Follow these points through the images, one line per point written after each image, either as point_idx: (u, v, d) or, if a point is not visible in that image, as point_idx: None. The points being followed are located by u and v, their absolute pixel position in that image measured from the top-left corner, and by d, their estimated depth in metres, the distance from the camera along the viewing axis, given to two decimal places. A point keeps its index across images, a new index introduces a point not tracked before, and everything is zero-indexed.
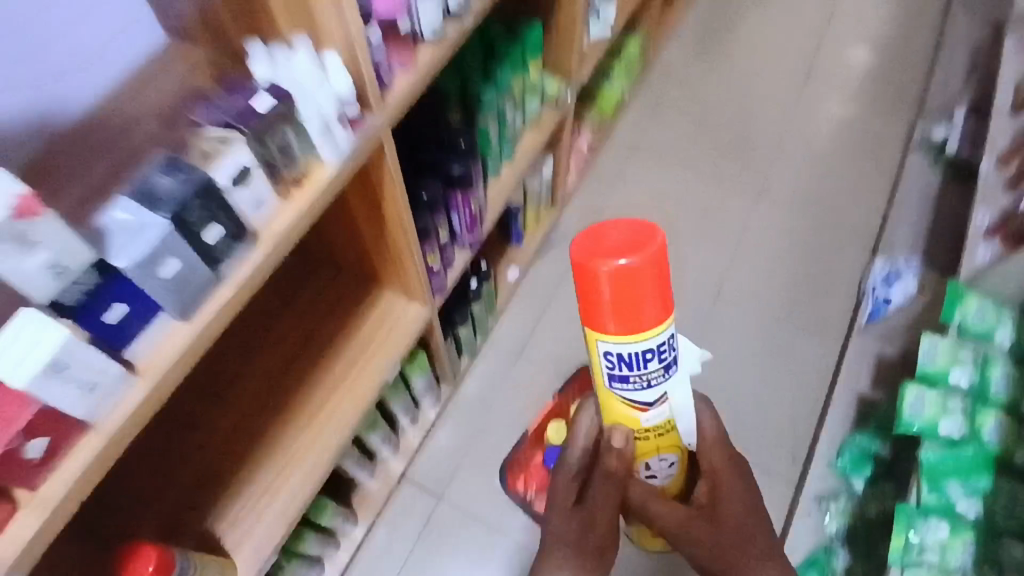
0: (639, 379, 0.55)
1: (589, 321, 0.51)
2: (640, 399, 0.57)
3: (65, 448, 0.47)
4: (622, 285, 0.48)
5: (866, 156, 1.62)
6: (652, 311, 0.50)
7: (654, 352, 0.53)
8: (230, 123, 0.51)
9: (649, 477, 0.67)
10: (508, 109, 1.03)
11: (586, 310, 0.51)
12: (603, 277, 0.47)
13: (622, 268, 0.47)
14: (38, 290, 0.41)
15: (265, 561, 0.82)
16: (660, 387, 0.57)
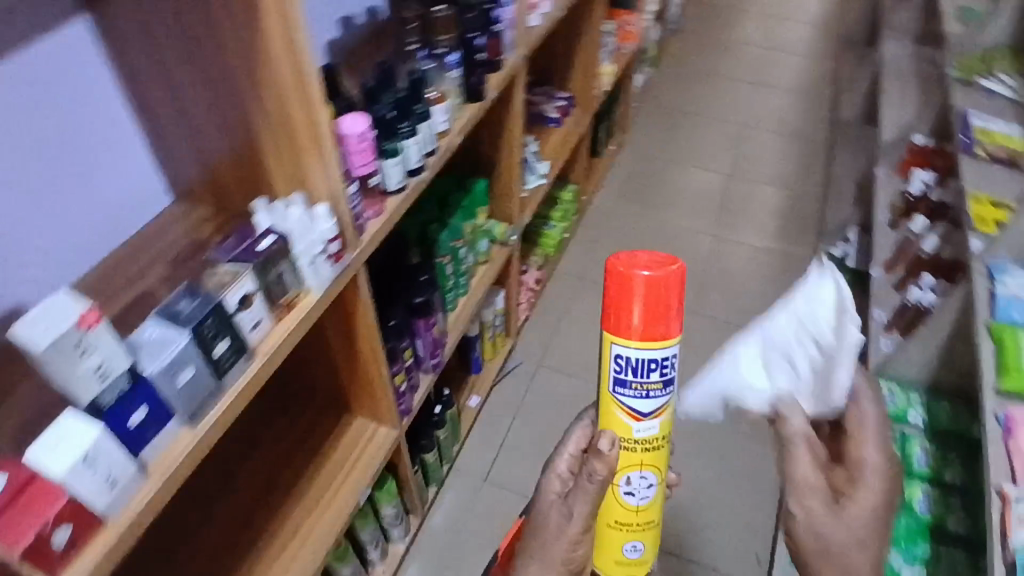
0: (639, 387, 0.54)
1: (611, 328, 0.52)
2: (636, 408, 0.55)
3: (83, 541, 0.52)
4: (651, 294, 0.50)
5: (783, 274, 1.84)
6: (671, 323, 0.51)
7: (660, 363, 0.53)
8: (239, 260, 0.63)
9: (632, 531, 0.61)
10: (463, 249, 1.18)
11: (612, 316, 0.52)
12: (637, 285, 0.50)
13: (649, 278, 0.49)
14: (83, 391, 0.51)
15: None
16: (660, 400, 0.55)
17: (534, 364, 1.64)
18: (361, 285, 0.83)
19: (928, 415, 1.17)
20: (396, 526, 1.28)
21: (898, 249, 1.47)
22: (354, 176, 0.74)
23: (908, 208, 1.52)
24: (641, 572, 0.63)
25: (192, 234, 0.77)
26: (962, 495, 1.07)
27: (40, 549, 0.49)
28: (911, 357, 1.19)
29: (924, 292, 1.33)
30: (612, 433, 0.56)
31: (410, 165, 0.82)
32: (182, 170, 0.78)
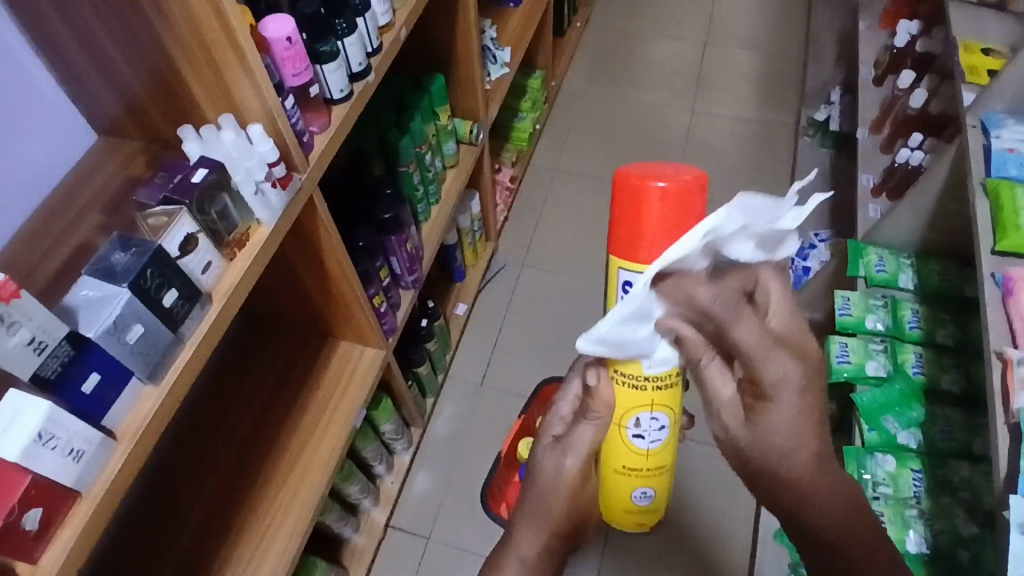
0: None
1: (628, 253, 0.47)
2: (650, 344, 0.51)
3: (60, 518, 0.49)
4: (669, 210, 0.45)
5: (766, 145, 1.77)
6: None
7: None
8: (172, 198, 0.57)
9: (637, 437, 0.57)
10: (428, 154, 1.10)
11: (625, 240, 0.47)
12: (652, 202, 0.44)
13: (665, 193, 0.44)
14: (21, 367, 0.46)
15: None
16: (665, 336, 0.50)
17: (518, 266, 1.60)
18: (319, 206, 0.76)
19: (918, 279, 1.16)
20: (398, 441, 1.28)
21: (884, 106, 1.41)
22: (289, 88, 0.66)
23: (893, 61, 1.43)
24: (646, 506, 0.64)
25: (124, 173, 0.69)
26: (954, 353, 1.08)
27: (11, 535, 0.46)
28: (900, 220, 1.16)
29: (912, 151, 1.24)
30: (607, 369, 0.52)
31: (353, 68, 0.74)
32: (98, 102, 0.69)
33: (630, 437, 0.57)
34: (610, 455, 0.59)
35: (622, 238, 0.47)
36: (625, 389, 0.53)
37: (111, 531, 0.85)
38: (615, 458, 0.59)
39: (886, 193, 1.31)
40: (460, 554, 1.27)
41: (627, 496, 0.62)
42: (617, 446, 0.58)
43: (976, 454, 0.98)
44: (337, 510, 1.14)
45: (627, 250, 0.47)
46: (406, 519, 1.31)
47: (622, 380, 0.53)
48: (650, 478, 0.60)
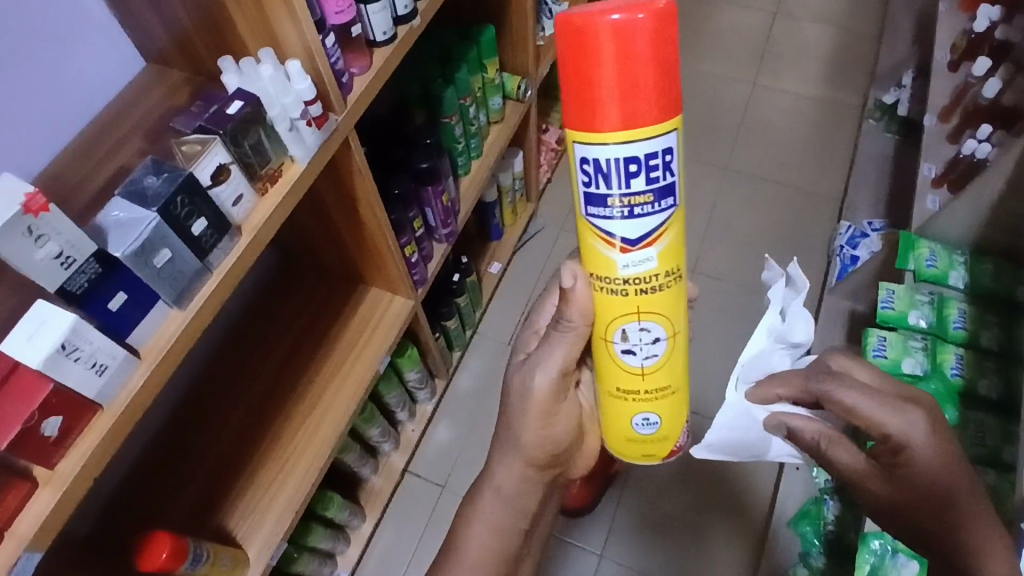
0: (622, 203, 0.48)
1: (589, 120, 0.45)
2: (622, 236, 0.49)
3: (80, 428, 0.52)
4: (622, 50, 0.42)
5: (827, 126, 1.69)
6: (664, 100, 0.44)
7: (643, 163, 0.46)
8: (207, 127, 0.58)
9: (626, 351, 0.55)
10: (472, 107, 1.08)
11: (581, 107, 0.45)
12: (603, 41, 0.42)
13: (620, 26, 0.42)
14: (48, 279, 0.48)
15: (280, 544, 0.87)
16: (646, 220, 0.49)
17: (555, 230, 1.58)
18: (354, 150, 0.76)
19: (970, 278, 1.11)
20: (422, 391, 1.30)
21: (956, 93, 1.32)
22: (330, 27, 0.66)
23: (970, 46, 1.35)
24: (652, 447, 0.60)
25: (166, 102, 0.71)
26: (996, 357, 1.03)
27: (31, 438, 0.49)
28: (957, 214, 1.11)
29: (980, 143, 1.19)
30: (589, 271, 0.53)
31: (398, 11, 0.73)
32: (145, 29, 0.70)
33: (621, 351, 0.55)
34: (604, 372, 0.58)
35: (582, 109, 0.45)
36: (604, 294, 0.53)
37: (142, 446, 0.89)
38: (610, 377, 0.57)
39: (946, 184, 1.24)
40: None
41: (626, 428, 0.59)
42: (606, 360, 0.57)
43: (1004, 462, 0.95)
44: (357, 451, 1.17)
45: (582, 119, 0.45)
46: (424, 466, 1.34)
47: (601, 284, 0.52)
48: (651, 405, 0.58)
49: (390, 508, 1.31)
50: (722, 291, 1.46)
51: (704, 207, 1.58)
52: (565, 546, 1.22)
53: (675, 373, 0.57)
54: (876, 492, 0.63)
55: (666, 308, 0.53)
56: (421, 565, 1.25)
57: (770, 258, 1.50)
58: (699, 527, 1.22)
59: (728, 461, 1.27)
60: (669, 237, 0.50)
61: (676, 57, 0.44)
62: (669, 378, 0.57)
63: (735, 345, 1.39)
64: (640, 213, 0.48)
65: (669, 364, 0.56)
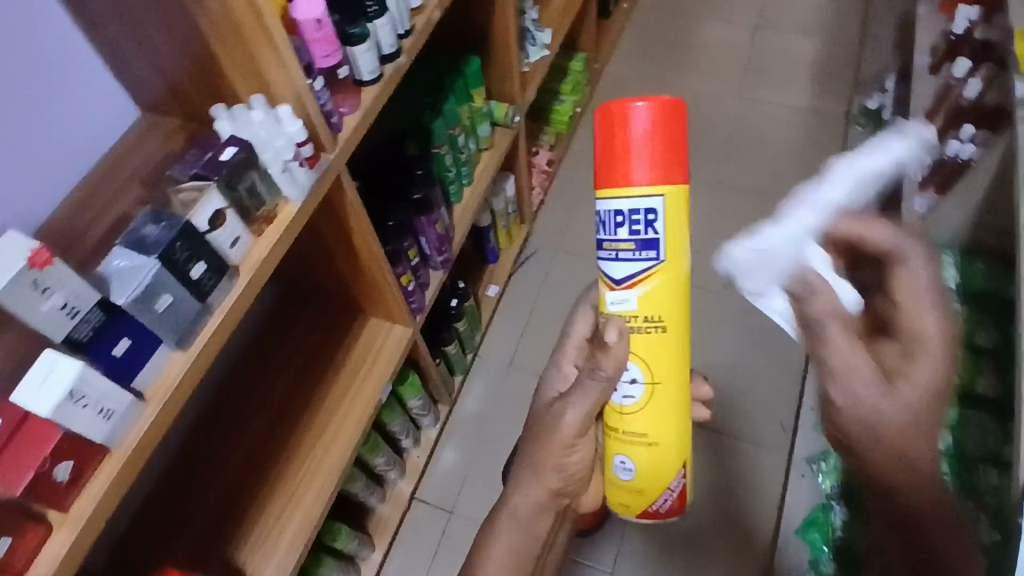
0: (611, 247, 0.54)
1: (614, 178, 0.51)
2: (607, 272, 0.55)
3: (90, 471, 0.53)
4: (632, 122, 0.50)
5: (814, 134, 1.71)
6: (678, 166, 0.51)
7: (628, 216, 0.52)
8: (202, 174, 0.60)
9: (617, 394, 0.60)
10: (462, 136, 1.10)
11: (606, 169, 0.52)
12: (622, 113, 0.50)
13: (642, 109, 0.50)
14: (54, 329, 0.50)
15: None
16: (631, 264, 0.54)
17: (552, 250, 1.60)
18: (345, 185, 0.78)
19: (962, 279, 1.12)
20: (425, 417, 1.30)
21: (937, 96, 1.35)
22: (318, 70, 0.68)
23: (949, 50, 1.37)
24: (636, 493, 0.62)
25: (163, 149, 0.73)
26: (993, 357, 1.04)
27: (44, 484, 0.50)
28: (945, 216, 1.13)
29: (963, 143, 1.21)
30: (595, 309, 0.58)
31: (383, 50, 0.75)
32: (140, 80, 0.72)
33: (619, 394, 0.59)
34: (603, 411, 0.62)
35: (609, 170, 0.51)
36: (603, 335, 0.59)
37: (149, 486, 0.90)
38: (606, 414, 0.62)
39: (933, 186, 1.26)
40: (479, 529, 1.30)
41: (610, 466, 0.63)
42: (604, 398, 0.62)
43: (1006, 460, 0.95)
44: (363, 480, 1.17)
45: (608, 178, 0.52)
46: (431, 492, 1.34)
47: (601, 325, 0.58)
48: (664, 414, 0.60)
49: (399, 535, 1.31)
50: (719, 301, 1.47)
51: (697, 220, 1.60)
52: (576, 566, 1.22)
53: (665, 425, 0.59)
54: (855, 388, 0.59)
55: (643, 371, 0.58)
56: None
57: None
58: (709, 541, 1.22)
59: (734, 473, 1.28)
60: (653, 284, 0.54)
61: (680, 138, 0.51)
62: (655, 427, 0.60)
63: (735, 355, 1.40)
64: (625, 257, 0.53)
65: (654, 412, 0.59)
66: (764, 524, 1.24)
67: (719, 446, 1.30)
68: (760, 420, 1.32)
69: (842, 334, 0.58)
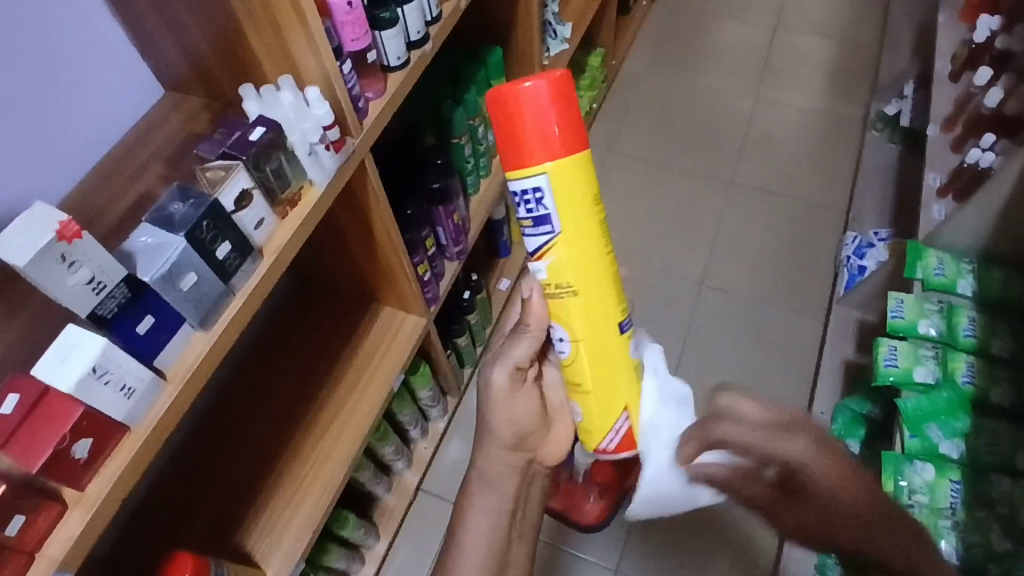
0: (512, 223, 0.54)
1: (518, 160, 0.49)
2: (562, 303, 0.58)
3: (108, 450, 0.53)
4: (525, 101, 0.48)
5: (831, 138, 1.70)
6: (575, 136, 0.49)
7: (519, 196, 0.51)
8: (230, 154, 0.59)
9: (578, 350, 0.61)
10: (481, 127, 1.10)
11: (511, 151, 0.49)
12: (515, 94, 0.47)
13: (532, 89, 0.47)
14: (80, 304, 0.50)
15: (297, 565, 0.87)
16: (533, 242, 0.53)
17: None
18: (368, 171, 0.78)
19: (978, 286, 1.11)
20: (434, 408, 1.30)
21: (958, 103, 1.34)
22: (348, 54, 0.68)
23: (971, 56, 1.36)
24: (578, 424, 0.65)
25: (186, 128, 0.72)
26: (1008, 365, 1.04)
27: (63, 461, 0.50)
28: (964, 223, 1.12)
29: (983, 152, 1.20)
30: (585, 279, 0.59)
31: (411, 36, 0.75)
32: (166, 58, 0.72)
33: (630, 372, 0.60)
34: None
35: (514, 154, 0.49)
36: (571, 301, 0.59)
37: (160, 468, 0.90)
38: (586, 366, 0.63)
39: (952, 193, 1.26)
40: None
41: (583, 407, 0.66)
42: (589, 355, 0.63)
43: (1019, 469, 0.95)
44: (371, 469, 1.17)
45: (514, 162, 0.50)
46: (436, 484, 1.34)
47: None
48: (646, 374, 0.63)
49: (403, 526, 1.30)
50: (730, 302, 1.47)
51: (711, 220, 1.59)
52: (579, 562, 1.21)
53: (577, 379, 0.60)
54: (727, 429, 0.54)
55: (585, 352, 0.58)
56: None
57: (777, 269, 1.51)
58: (713, 542, 1.22)
59: None
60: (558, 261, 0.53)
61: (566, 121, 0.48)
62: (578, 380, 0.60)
63: (744, 356, 1.40)
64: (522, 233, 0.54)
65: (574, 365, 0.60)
66: None
67: None
68: None
69: (748, 412, 0.54)
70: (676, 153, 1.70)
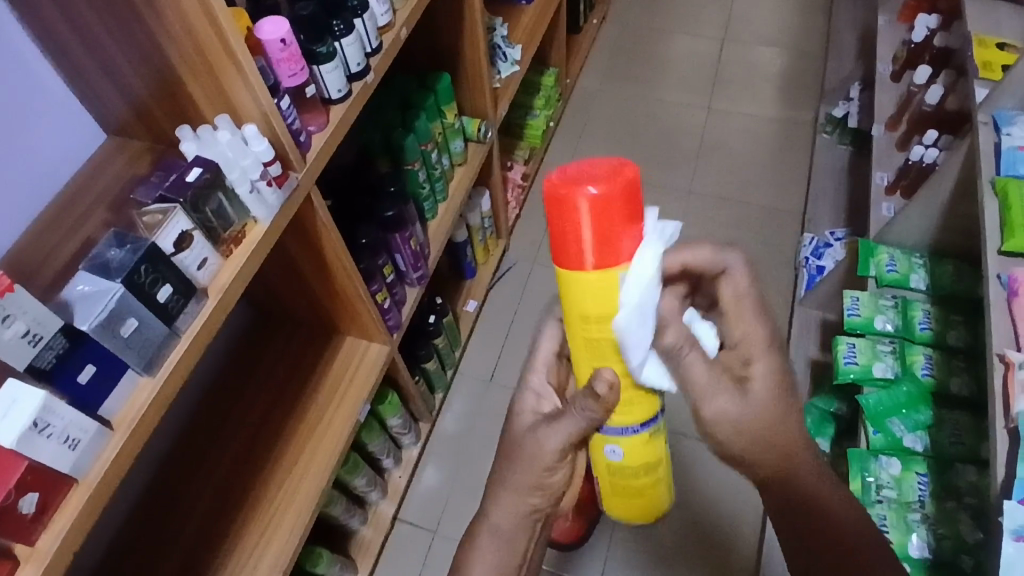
0: None
1: (570, 262, 0.45)
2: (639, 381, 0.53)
3: (57, 503, 0.52)
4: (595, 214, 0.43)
5: (784, 144, 1.74)
6: (636, 234, 0.45)
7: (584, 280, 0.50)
8: (167, 196, 0.59)
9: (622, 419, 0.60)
10: (434, 153, 1.10)
11: (561, 252, 0.45)
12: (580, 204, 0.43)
13: (597, 196, 0.42)
14: (17, 357, 0.49)
15: None
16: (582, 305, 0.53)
17: (528, 264, 1.60)
18: (315, 203, 0.77)
19: (930, 279, 1.14)
20: (406, 435, 1.29)
21: (900, 103, 1.38)
22: (285, 89, 0.68)
23: (910, 58, 1.41)
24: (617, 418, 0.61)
25: (129, 173, 0.71)
26: (963, 355, 1.06)
27: (10, 518, 0.48)
28: (913, 219, 1.16)
29: (926, 149, 1.23)
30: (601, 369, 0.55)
31: (351, 68, 0.75)
32: (104, 103, 0.71)
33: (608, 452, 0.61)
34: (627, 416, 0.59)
35: (564, 253, 0.45)
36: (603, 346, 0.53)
37: (122, 518, 0.87)
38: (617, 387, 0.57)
39: (899, 191, 1.29)
40: None
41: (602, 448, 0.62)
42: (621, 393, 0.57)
43: (982, 457, 0.97)
44: (344, 502, 1.15)
45: (564, 259, 0.46)
46: (415, 512, 1.32)
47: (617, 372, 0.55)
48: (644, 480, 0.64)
49: (382, 557, 1.28)
50: None
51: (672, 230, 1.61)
52: None
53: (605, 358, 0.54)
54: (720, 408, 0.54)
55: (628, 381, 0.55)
56: None
57: None
58: (691, 550, 1.22)
59: (714, 480, 1.28)
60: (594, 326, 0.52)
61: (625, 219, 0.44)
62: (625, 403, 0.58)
63: None
64: None
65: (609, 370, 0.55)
66: (750, 531, 1.24)
67: (700, 454, 1.31)
68: None
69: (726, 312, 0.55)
70: (635, 167, 1.73)
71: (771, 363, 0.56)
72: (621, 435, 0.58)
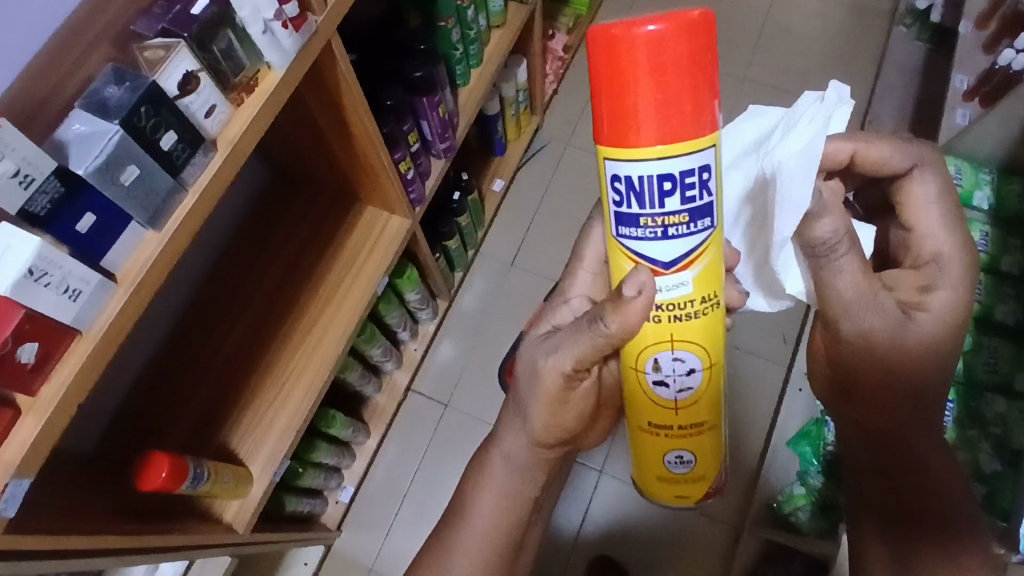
0: (655, 223, 0.47)
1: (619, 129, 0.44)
2: (654, 258, 0.49)
3: (60, 354, 0.50)
4: (654, 63, 0.42)
5: (855, 32, 1.57)
6: (698, 121, 0.43)
7: (678, 180, 0.45)
8: (169, 30, 0.53)
9: (659, 380, 0.54)
10: (470, 10, 1.00)
11: (614, 122, 0.44)
12: (636, 48, 0.41)
13: (655, 36, 0.41)
14: (7, 199, 0.45)
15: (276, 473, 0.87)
16: (683, 242, 0.48)
17: (563, 145, 1.51)
18: (337, 53, 0.70)
19: (996, 198, 1.06)
20: (424, 310, 1.28)
21: None
22: None
23: None
24: (689, 445, 0.57)
25: None
26: (1017, 282, 1.00)
27: (8, 365, 0.47)
28: (989, 128, 1.05)
29: (1018, 53, 1.08)
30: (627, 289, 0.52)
31: None
32: None
33: (652, 381, 0.54)
34: (633, 408, 0.57)
35: (613, 121, 0.44)
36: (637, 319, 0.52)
37: (138, 371, 0.88)
38: (640, 411, 0.57)
39: (980, 96, 1.16)
40: (472, 423, 1.31)
41: (659, 466, 0.59)
42: (636, 391, 0.56)
43: (1016, 389, 0.93)
44: (358, 370, 1.16)
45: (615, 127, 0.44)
46: (427, 380, 1.35)
47: (661, 404, 0.55)
48: (686, 440, 0.57)
49: (395, 423, 1.32)
50: None
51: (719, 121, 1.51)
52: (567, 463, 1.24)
53: (702, 329, 0.52)
54: (869, 323, 0.59)
55: (711, 271, 0.50)
56: (423, 483, 1.28)
57: None
58: None
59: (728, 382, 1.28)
60: (706, 260, 0.49)
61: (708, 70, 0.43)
62: (706, 396, 0.55)
63: None
64: (674, 233, 0.47)
65: (704, 330, 0.52)
66: (759, 432, 1.24)
67: None
68: (764, 334, 1.30)
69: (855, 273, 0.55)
70: None
71: (951, 295, 0.62)
72: (677, 394, 0.55)
